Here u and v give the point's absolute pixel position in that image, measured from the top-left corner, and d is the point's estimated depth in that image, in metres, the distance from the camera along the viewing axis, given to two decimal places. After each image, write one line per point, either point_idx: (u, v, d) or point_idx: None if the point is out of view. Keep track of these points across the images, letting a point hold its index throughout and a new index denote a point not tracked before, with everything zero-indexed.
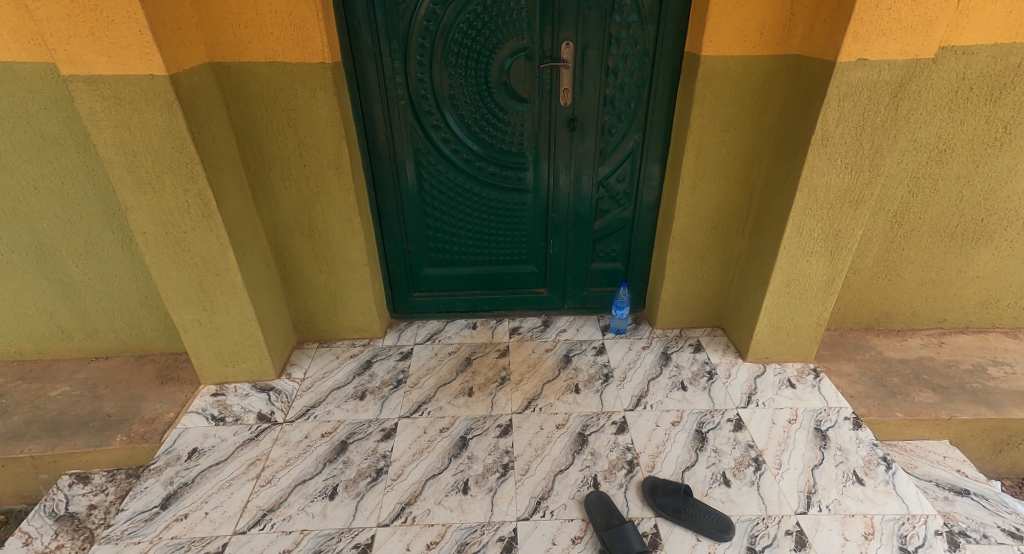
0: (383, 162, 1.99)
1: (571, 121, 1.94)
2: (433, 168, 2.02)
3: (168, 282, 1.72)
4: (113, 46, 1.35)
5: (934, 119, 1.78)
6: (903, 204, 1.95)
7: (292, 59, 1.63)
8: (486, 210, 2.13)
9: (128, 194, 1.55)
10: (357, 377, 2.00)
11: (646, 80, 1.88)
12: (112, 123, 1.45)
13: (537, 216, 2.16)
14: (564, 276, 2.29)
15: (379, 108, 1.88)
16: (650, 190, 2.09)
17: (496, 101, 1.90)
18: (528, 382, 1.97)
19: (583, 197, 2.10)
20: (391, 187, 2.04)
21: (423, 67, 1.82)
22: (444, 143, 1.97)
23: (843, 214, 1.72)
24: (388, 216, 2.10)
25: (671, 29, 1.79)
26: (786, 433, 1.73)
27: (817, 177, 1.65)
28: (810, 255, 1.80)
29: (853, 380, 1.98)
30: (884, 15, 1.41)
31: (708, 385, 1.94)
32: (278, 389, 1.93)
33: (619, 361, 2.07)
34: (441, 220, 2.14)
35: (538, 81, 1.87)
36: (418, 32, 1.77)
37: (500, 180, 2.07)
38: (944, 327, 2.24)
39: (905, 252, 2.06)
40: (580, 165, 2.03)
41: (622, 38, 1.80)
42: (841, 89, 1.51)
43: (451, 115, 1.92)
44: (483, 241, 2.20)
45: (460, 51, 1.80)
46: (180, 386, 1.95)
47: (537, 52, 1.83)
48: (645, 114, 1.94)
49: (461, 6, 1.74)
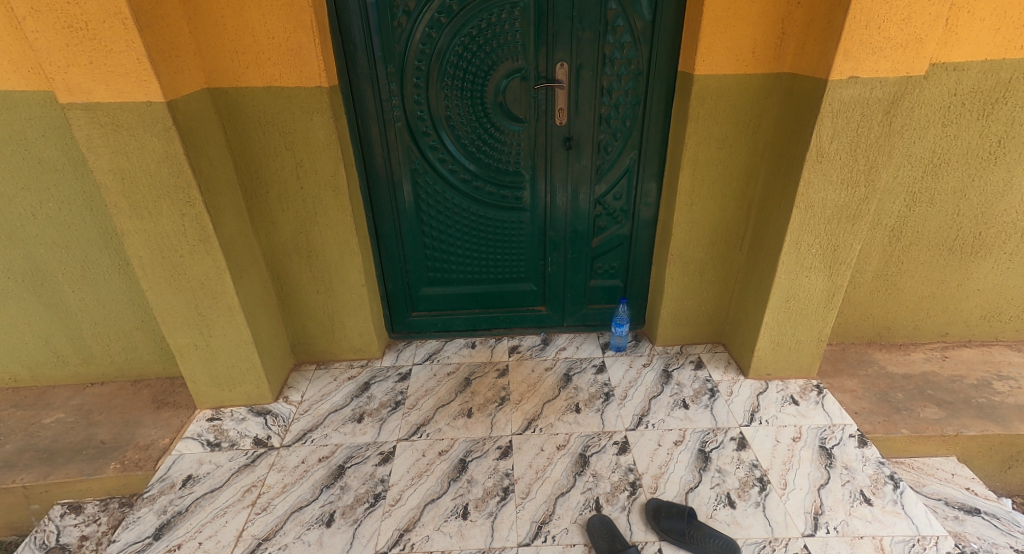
0: (380, 182, 1.99)
1: (567, 139, 1.95)
2: (431, 188, 2.03)
3: (164, 307, 1.71)
4: (111, 74, 1.36)
5: (927, 134, 1.78)
6: (901, 218, 1.94)
7: (289, 83, 1.64)
8: (485, 229, 2.14)
9: (124, 218, 1.55)
10: (355, 399, 1.98)
11: (640, 99, 1.89)
12: (110, 149, 1.45)
13: (535, 233, 2.17)
14: (563, 293, 2.30)
15: (376, 129, 1.89)
16: (647, 207, 2.10)
17: (494, 122, 1.91)
18: (528, 402, 1.95)
19: (580, 214, 2.11)
20: (388, 207, 2.04)
21: (419, 89, 1.84)
22: (441, 163, 1.99)
23: (842, 230, 1.71)
24: (386, 237, 2.11)
25: (664, 49, 1.80)
26: (790, 451, 1.70)
27: (814, 193, 1.64)
28: (808, 271, 1.79)
29: (857, 396, 1.96)
30: (874, 33, 1.42)
31: (709, 402, 1.93)
32: (275, 412, 1.91)
33: (619, 380, 2.06)
34: (439, 239, 2.15)
35: (533, 102, 1.89)
36: (414, 55, 1.78)
37: (497, 199, 2.08)
38: (947, 341, 2.22)
39: (904, 266, 2.05)
40: (576, 183, 2.05)
41: (616, 58, 1.82)
42: (833, 107, 1.51)
43: (448, 137, 1.93)
44: (481, 259, 2.21)
45: (456, 73, 1.82)
46: (176, 411, 1.92)
47: (532, 73, 1.84)
48: (640, 132, 1.95)
49: (456, 30, 1.76)
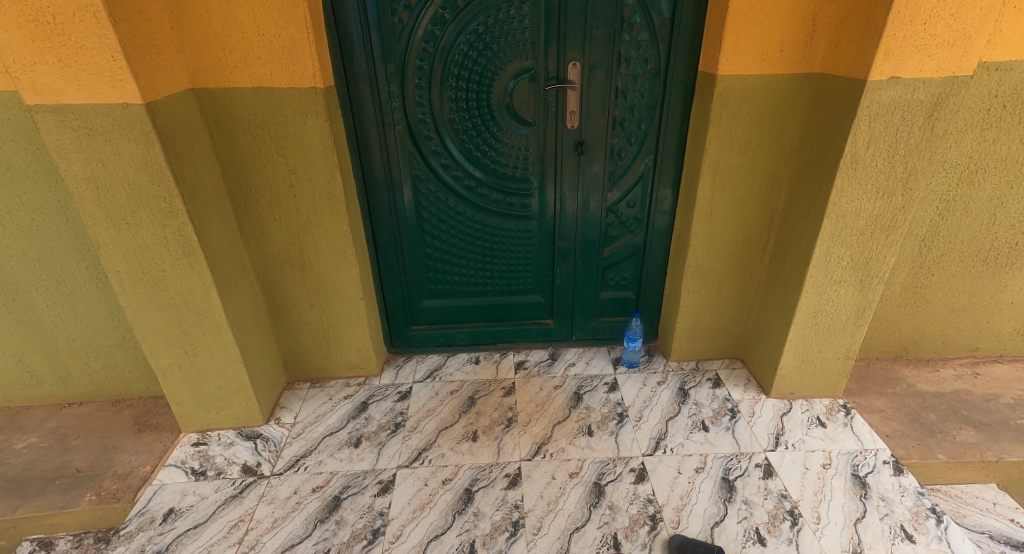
0: (379, 189, 1.87)
1: (578, 144, 1.83)
2: (433, 195, 1.91)
3: (145, 325, 1.58)
4: (83, 74, 1.23)
5: (964, 139, 1.67)
6: (933, 228, 1.83)
7: (281, 83, 1.51)
8: (490, 238, 2.03)
9: (99, 230, 1.42)
10: (352, 421, 1.85)
11: (657, 101, 1.77)
12: (82, 156, 1.32)
13: (543, 243, 2.05)
14: (572, 306, 2.18)
15: (374, 133, 1.76)
16: (662, 215, 1.98)
17: (500, 125, 1.80)
18: (536, 424, 1.83)
19: (591, 222, 2.00)
20: (387, 216, 1.92)
21: (421, 90, 1.72)
22: (444, 169, 1.87)
23: (876, 242, 1.59)
24: (385, 247, 1.98)
25: (683, 48, 1.69)
26: (821, 480, 1.58)
27: (846, 203, 1.52)
28: (838, 285, 1.67)
29: (887, 418, 1.83)
30: (919, 30, 1.30)
31: (730, 424, 1.81)
32: (266, 436, 1.78)
33: (633, 400, 1.94)
34: (441, 249, 2.03)
35: (542, 104, 1.77)
36: (415, 54, 1.66)
37: (504, 207, 1.96)
38: (977, 356, 2.11)
39: (934, 278, 1.94)
40: (588, 190, 1.93)
41: (632, 57, 1.70)
42: (871, 110, 1.39)
43: (452, 142, 1.82)
44: (486, 270, 2.09)
45: (460, 73, 1.70)
46: (159, 435, 1.79)
47: (541, 73, 1.72)
48: (656, 136, 1.83)
49: (461, 27, 1.64)
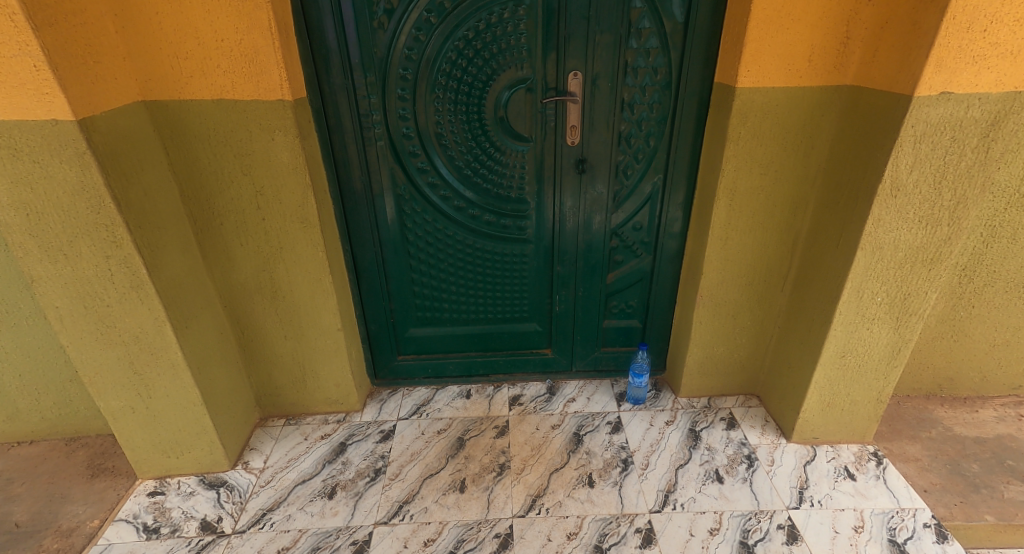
0: (359, 210, 1.69)
1: (580, 162, 1.66)
2: (419, 216, 1.74)
3: (91, 366, 1.41)
4: (4, 86, 1.07)
5: (1015, 158, 1.48)
6: (976, 256, 1.64)
7: (244, 95, 1.34)
8: (483, 262, 1.85)
9: (34, 263, 1.25)
10: (327, 466, 1.68)
11: (667, 114, 1.60)
12: (9, 179, 1.16)
13: (540, 268, 1.87)
14: (572, 335, 2.00)
15: (353, 149, 1.59)
16: (672, 239, 1.80)
17: (493, 141, 1.62)
18: (531, 472, 1.66)
19: (593, 246, 1.82)
20: (369, 239, 1.75)
21: (405, 102, 1.55)
22: (431, 189, 1.69)
23: (917, 276, 1.41)
24: (367, 272, 1.81)
25: (698, 56, 1.51)
26: (853, 547, 1.39)
27: (884, 233, 1.34)
28: (872, 323, 1.49)
29: (923, 468, 1.64)
30: (976, 38, 1.13)
31: (748, 475, 1.62)
32: (231, 484, 1.61)
33: (638, 443, 1.76)
34: (428, 274, 1.86)
35: (540, 117, 1.59)
36: (398, 62, 1.49)
37: (497, 229, 1.78)
38: (1020, 395, 1.91)
39: (975, 311, 1.75)
40: (590, 211, 1.75)
41: (640, 66, 1.52)
42: (917, 129, 1.21)
43: (440, 159, 1.64)
44: (478, 296, 1.92)
45: (448, 83, 1.53)
46: (113, 481, 1.62)
47: (538, 84, 1.55)
48: (667, 154, 1.66)
49: (449, 32, 1.47)
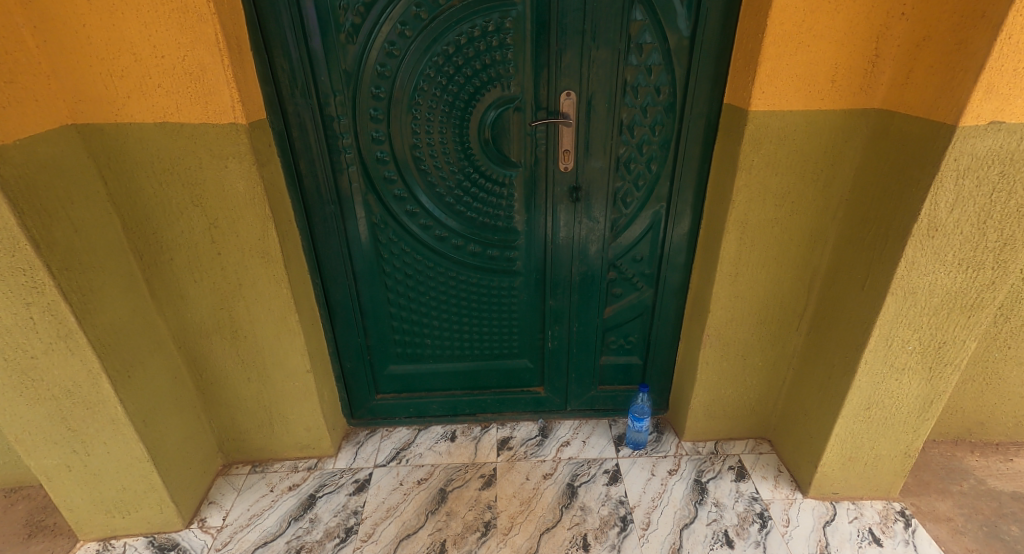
0: (330, 241, 1.53)
1: (574, 188, 1.50)
2: (397, 247, 1.58)
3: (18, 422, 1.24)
4: None
5: None
6: (1014, 294, 1.48)
7: (191, 117, 1.18)
8: (468, 295, 1.69)
9: None
10: (293, 525, 1.52)
11: (671, 137, 1.44)
12: None
13: (531, 302, 1.71)
14: (566, 373, 1.84)
15: (321, 175, 1.43)
16: (675, 271, 1.64)
17: (477, 166, 1.46)
18: (519, 533, 1.49)
19: (589, 279, 1.66)
20: (341, 271, 1.59)
21: (379, 123, 1.39)
22: (410, 217, 1.53)
23: (954, 323, 1.25)
24: (340, 307, 1.65)
25: (705, 74, 1.35)
26: None
27: (918, 277, 1.18)
28: (901, 373, 1.32)
29: (957, 530, 1.47)
30: None
31: (760, 538, 1.46)
32: (184, 547, 1.44)
33: (638, 497, 1.60)
34: (408, 308, 1.69)
35: (529, 140, 1.43)
36: (370, 79, 1.34)
37: (484, 261, 1.62)
38: None
39: (1010, 352, 1.59)
40: (585, 242, 1.59)
41: (640, 85, 1.37)
42: (960, 162, 1.05)
43: (419, 185, 1.48)
44: (463, 332, 1.76)
45: (426, 103, 1.38)
46: (52, 542, 1.45)
47: (527, 104, 1.39)
48: (670, 180, 1.50)
49: (426, 46, 1.32)
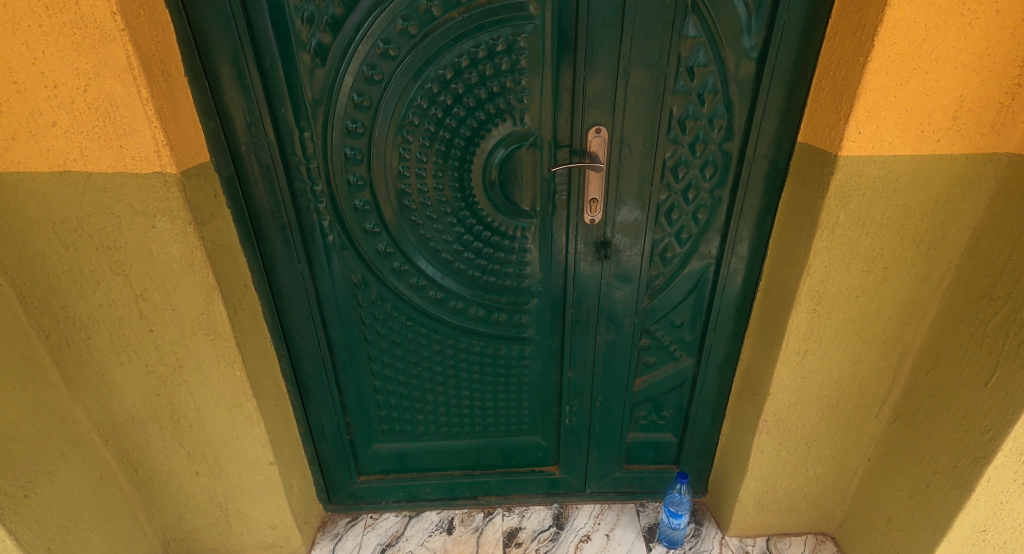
0: (299, 305, 1.24)
1: (601, 242, 1.20)
2: (382, 312, 1.28)
3: None
4: None
5: None
6: None
7: (101, 165, 0.90)
8: (469, 366, 1.39)
9: None
10: None
11: (725, 181, 1.14)
12: None
13: (546, 373, 1.41)
14: (586, 453, 1.53)
15: (285, 227, 1.14)
16: (723, 339, 1.34)
17: (481, 216, 1.17)
18: None
19: (617, 348, 1.35)
20: (313, 340, 1.29)
21: (357, 164, 1.10)
22: (398, 277, 1.24)
23: None
24: (312, 380, 1.35)
25: (773, 104, 1.05)
26: None
27: None
28: None
29: None
30: None
31: None
32: None
33: None
34: (397, 380, 1.40)
35: (547, 185, 1.14)
36: (346, 111, 1.05)
37: (489, 326, 1.32)
38: None
39: None
40: (613, 305, 1.29)
41: (689, 118, 1.07)
42: None
43: (409, 238, 1.19)
44: (463, 406, 1.46)
45: (417, 139, 1.08)
46: None
47: (545, 140, 1.10)
48: (721, 233, 1.20)
49: (417, 70, 1.03)
